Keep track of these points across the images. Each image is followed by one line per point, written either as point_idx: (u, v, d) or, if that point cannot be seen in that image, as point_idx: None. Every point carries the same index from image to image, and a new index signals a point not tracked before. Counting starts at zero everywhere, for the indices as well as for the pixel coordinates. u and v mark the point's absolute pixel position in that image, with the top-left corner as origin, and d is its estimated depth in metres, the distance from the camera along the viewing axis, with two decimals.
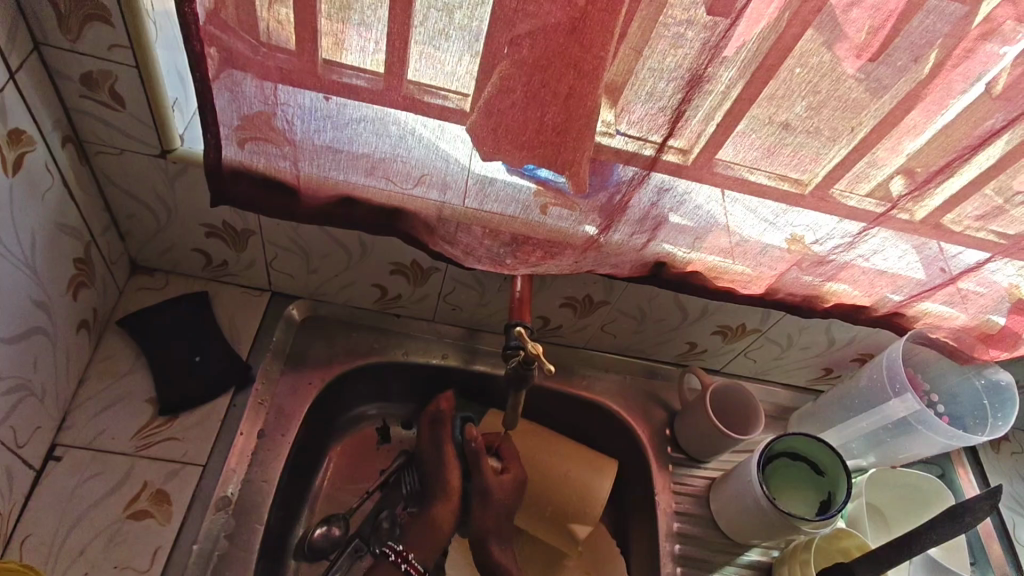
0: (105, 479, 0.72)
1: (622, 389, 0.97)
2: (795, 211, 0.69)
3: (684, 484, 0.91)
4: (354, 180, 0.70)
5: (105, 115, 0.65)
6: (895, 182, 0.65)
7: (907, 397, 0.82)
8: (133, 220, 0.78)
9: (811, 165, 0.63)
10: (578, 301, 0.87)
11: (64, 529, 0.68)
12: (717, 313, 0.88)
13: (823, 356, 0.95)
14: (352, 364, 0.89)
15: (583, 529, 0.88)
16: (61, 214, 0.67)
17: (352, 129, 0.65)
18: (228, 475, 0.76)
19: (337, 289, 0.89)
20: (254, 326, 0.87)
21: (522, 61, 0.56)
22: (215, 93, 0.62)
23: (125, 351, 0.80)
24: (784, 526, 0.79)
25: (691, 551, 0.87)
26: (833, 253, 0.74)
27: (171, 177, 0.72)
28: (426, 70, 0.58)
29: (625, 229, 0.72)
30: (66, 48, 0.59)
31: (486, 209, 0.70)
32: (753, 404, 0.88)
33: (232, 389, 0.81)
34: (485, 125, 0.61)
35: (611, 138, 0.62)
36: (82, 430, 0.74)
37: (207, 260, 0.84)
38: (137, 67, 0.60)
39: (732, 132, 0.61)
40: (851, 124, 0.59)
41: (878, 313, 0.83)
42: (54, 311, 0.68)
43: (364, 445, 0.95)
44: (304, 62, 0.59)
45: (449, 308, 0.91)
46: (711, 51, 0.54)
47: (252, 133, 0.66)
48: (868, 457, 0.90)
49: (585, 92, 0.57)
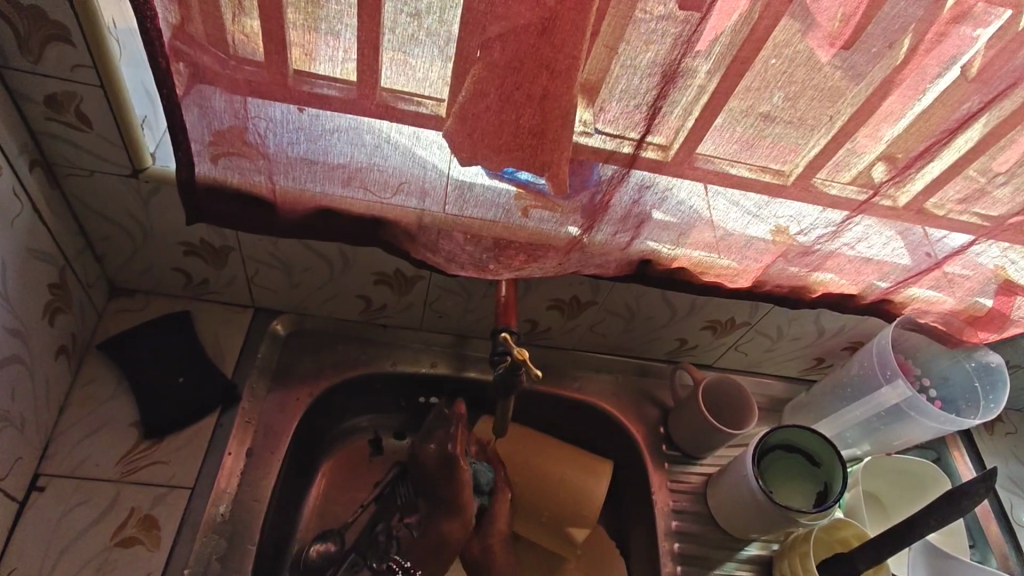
0: (92, 506, 0.70)
1: (614, 389, 0.96)
2: (777, 202, 0.68)
3: (681, 482, 0.91)
4: (331, 191, 0.69)
5: (73, 137, 0.64)
6: (878, 169, 0.64)
7: (897, 384, 0.81)
8: (108, 242, 0.76)
9: (792, 156, 0.63)
10: (565, 302, 0.87)
11: (50, 560, 0.67)
12: (706, 308, 0.88)
13: (814, 346, 0.95)
14: (340, 377, 0.88)
15: (581, 533, 0.88)
16: (33, 240, 0.65)
17: (327, 140, 0.64)
18: (219, 496, 0.74)
19: (321, 302, 0.88)
20: (238, 343, 0.85)
21: (494, 64, 0.55)
22: (184, 110, 0.61)
23: (107, 375, 0.79)
24: (780, 518, 0.78)
25: (691, 549, 0.86)
26: (817, 243, 0.73)
27: (145, 197, 0.71)
28: (397, 76, 0.58)
29: (608, 228, 0.71)
30: (27, 70, 0.57)
31: (467, 214, 0.69)
32: (745, 397, 0.87)
33: (218, 408, 0.80)
34: (460, 130, 0.61)
35: (589, 137, 0.61)
36: (65, 458, 0.73)
37: (187, 279, 0.83)
38: (102, 86, 0.59)
39: (711, 126, 0.60)
40: (829, 112, 0.59)
41: (866, 301, 0.83)
42: (31, 339, 0.67)
43: (357, 457, 0.94)
44: (274, 74, 0.58)
45: (435, 316, 0.90)
46: (684, 45, 0.53)
47: (225, 148, 0.65)
48: (863, 445, 0.90)
49: (559, 92, 0.56)
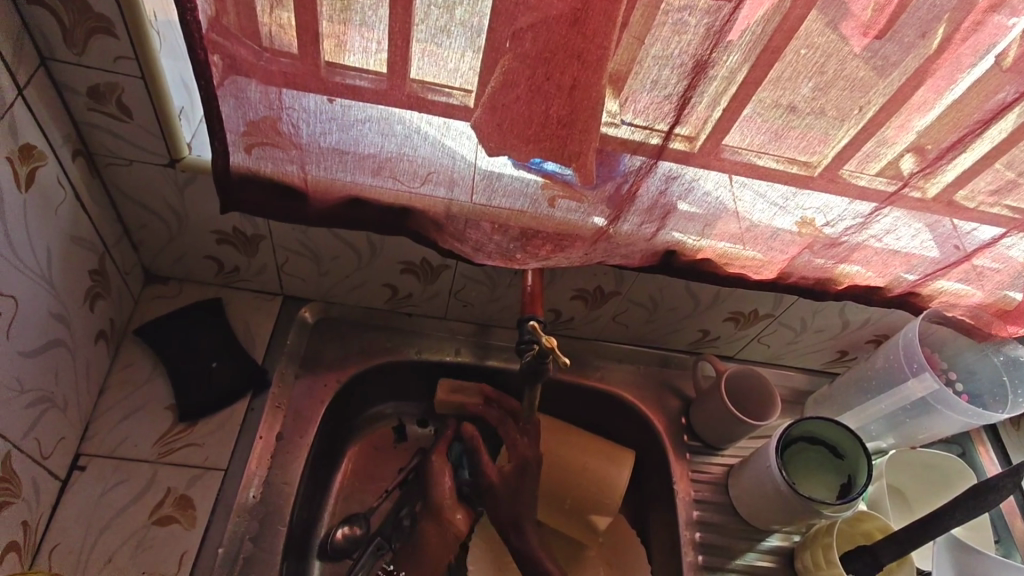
0: (130, 486, 0.73)
1: (636, 380, 0.97)
2: (805, 193, 0.68)
3: (702, 472, 0.91)
4: (361, 181, 0.70)
5: (114, 127, 0.66)
6: (906, 161, 0.64)
7: (924, 376, 0.81)
8: (145, 230, 0.78)
9: (820, 146, 0.63)
10: (589, 292, 0.87)
11: (92, 537, 0.69)
12: (730, 300, 0.88)
13: (837, 339, 0.94)
14: (366, 364, 0.90)
15: (604, 520, 0.88)
16: (75, 227, 0.68)
17: (357, 130, 0.65)
18: (250, 479, 0.76)
19: (348, 291, 0.89)
20: (268, 330, 0.87)
21: (525, 54, 0.55)
22: (221, 101, 0.62)
23: (143, 359, 0.81)
24: (803, 510, 0.79)
25: (713, 539, 0.87)
26: (845, 235, 0.73)
27: (181, 186, 0.72)
28: (429, 67, 0.58)
29: (634, 220, 0.72)
30: (71, 61, 0.59)
31: (495, 204, 0.70)
32: (768, 389, 0.87)
33: (250, 393, 0.82)
34: (490, 121, 0.61)
35: (616, 128, 0.62)
36: (105, 439, 0.75)
37: (219, 267, 0.85)
38: (142, 77, 0.61)
39: (739, 116, 0.60)
40: (859, 103, 0.59)
41: (892, 294, 0.82)
42: (72, 322, 0.69)
43: (382, 443, 0.95)
44: (307, 66, 0.59)
45: (460, 305, 0.91)
46: (716, 36, 0.53)
47: (258, 139, 0.66)
48: (887, 439, 0.89)
49: (589, 83, 0.56)
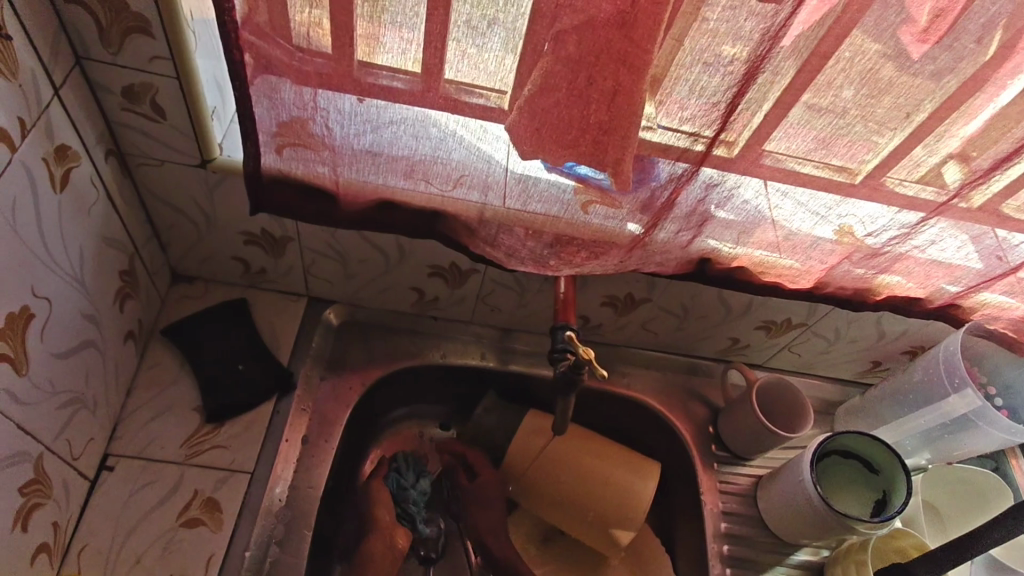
0: (157, 488, 0.72)
1: (662, 387, 0.96)
2: (848, 203, 0.66)
3: (729, 483, 0.90)
4: (392, 184, 0.69)
5: (147, 127, 0.65)
6: (952, 171, 0.62)
7: (966, 392, 0.79)
8: (173, 230, 0.78)
9: (866, 155, 0.61)
10: (619, 299, 0.86)
11: (120, 538, 0.69)
12: (763, 308, 0.86)
13: (871, 350, 0.92)
14: (390, 367, 0.89)
15: (626, 535, 0.86)
16: (107, 228, 0.67)
17: (391, 132, 0.64)
18: (275, 481, 0.76)
19: (374, 293, 0.88)
20: (293, 332, 0.87)
21: (568, 57, 0.54)
22: (254, 101, 0.61)
23: (170, 360, 0.81)
24: (836, 526, 0.77)
25: (741, 552, 0.85)
26: (887, 245, 0.71)
27: (211, 187, 0.72)
28: (467, 69, 0.57)
29: (671, 227, 0.70)
30: (107, 61, 0.58)
31: (530, 210, 0.69)
32: (800, 400, 0.86)
33: (275, 395, 0.81)
34: (527, 125, 0.59)
35: (652, 132, 0.60)
36: (133, 440, 0.75)
37: (246, 267, 0.84)
38: (177, 77, 0.60)
39: (784, 122, 0.58)
40: (910, 110, 0.57)
41: (932, 305, 0.80)
42: (103, 323, 0.69)
43: (406, 447, 0.95)
44: (342, 67, 0.58)
45: (487, 309, 0.90)
46: (771, 40, 0.51)
47: (290, 139, 0.65)
48: (923, 454, 0.86)
49: (632, 88, 0.55)
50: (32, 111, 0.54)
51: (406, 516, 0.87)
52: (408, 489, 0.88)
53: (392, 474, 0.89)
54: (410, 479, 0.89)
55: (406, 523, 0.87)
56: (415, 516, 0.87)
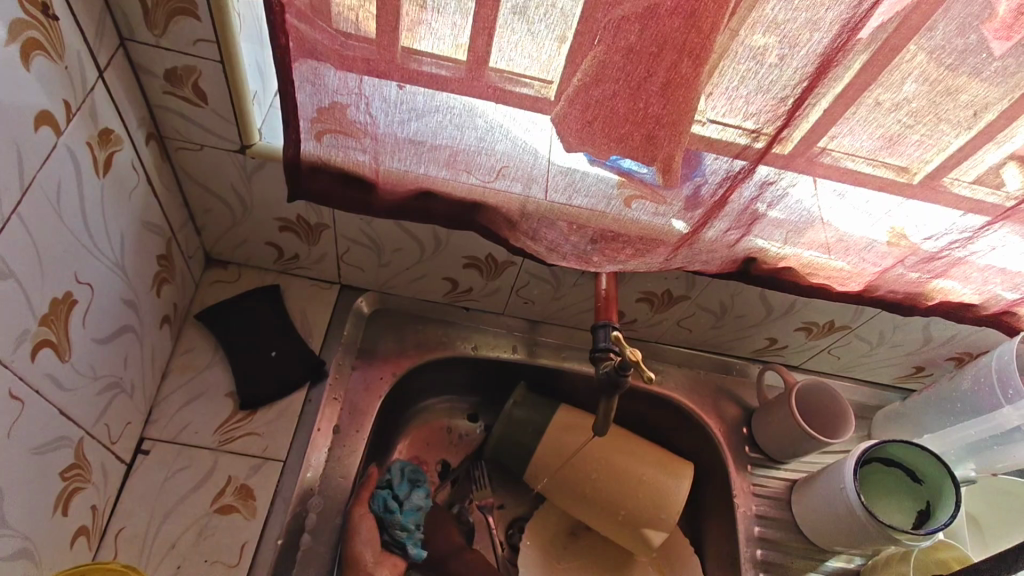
0: (191, 473, 0.72)
1: (696, 386, 0.94)
2: (908, 205, 0.64)
3: (763, 486, 0.88)
4: (433, 174, 0.68)
5: (186, 111, 0.64)
6: (1008, 169, 0.58)
7: (1021, 405, 0.76)
8: (209, 215, 0.77)
9: (929, 154, 0.58)
10: (656, 296, 0.84)
11: (156, 522, 0.69)
12: (805, 309, 0.83)
13: (915, 354, 0.89)
14: (421, 357, 0.89)
15: (658, 535, 0.85)
16: (146, 212, 0.66)
17: (435, 122, 0.62)
18: (307, 470, 0.76)
19: (407, 283, 0.87)
20: (326, 320, 0.86)
21: (626, 48, 0.51)
22: (297, 86, 0.60)
23: (204, 345, 0.80)
24: (879, 539, 0.75)
25: (773, 556, 0.84)
26: (947, 250, 0.68)
27: (249, 172, 0.71)
28: (518, 58, 0.55)
29: (722, 225, 0.68)
30: (150, 43, 0.57)
31: (574, 203, 0.67)
32: (840, 404, 0.84)
33: (307, 383, 0.81)
34: (579, 117, 0.58)
35: (702, 126, 0.57)
36: (167, 424, 0.75)
37: (279, 253, 0.84)
38: (222, 61, 0.59)
39: (848, 120, 0.56)
40: (985, 109, 0.53)
41: (987, 312, 0.77)
42: (140, 307, 0.68)
43: (436, 436, 0.95)
44: (389, 53, 0.56)
45: (520, 302, 0.89)
46: (845, 34, 0.48)
47: (332, 126, 0.64)
48: (967, 465, 0.82)
49: (693, 81, 0.53)
50: (78, 94, 0.53)
51: (395, 542, 0.78)
52: (395, 512, 0.78)
53: (380, 491, 0.80)
54: (401, 495, 0.81)
55: (396, 550, 0.78)
56: (405, 542, 0.78)
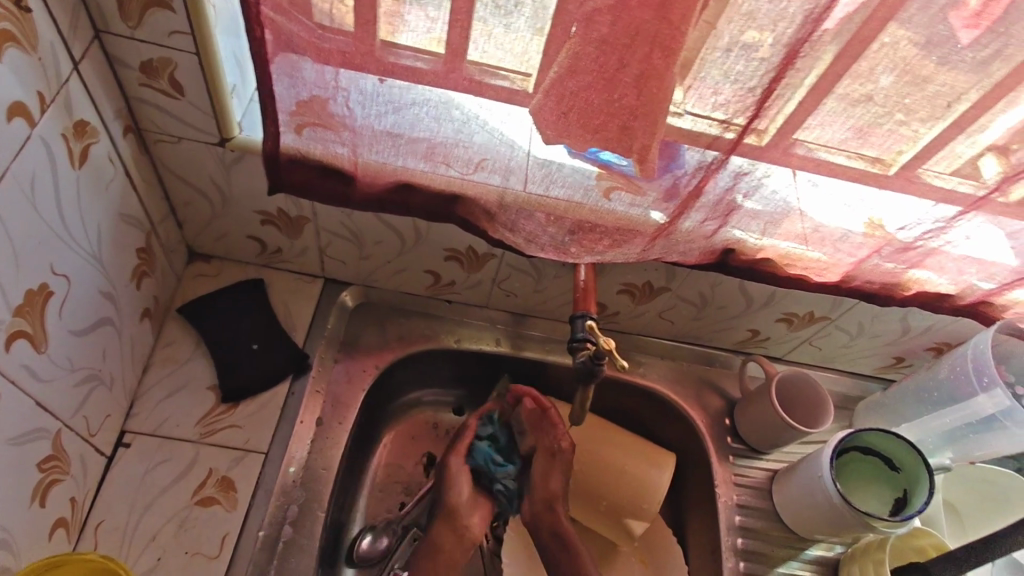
0: (172, 465, 0.73)
1: (678, 377, 0.94)
2: (881, 194, 0.64)
3: (745, 476, 0.89)
4: (412, 166, 0.68)
5: (164, 104, 0.64)
6: (988, 162, 0.59)
7: (995, 393, 0.77)
8: (190, 208, 0.77)
9: (902, 145, 0.58)
10: (638, 287, 0.85)
11: (136, 514, 0.69)
12: (785, 300, 0.84)
13: (894, 345, 0.90)
14: (405, 349, 0.89)
15: (640, 525, 0.86)
16: (124, 205, 0.67)
17: (412, 114, 0.62)
18: (290, 461, 0.76)
19: (389, 275, 0.88)
20: (309, 313, 0.86)
21: (598, 39, 0.52)
22: (274, 79, 0.60)
23: (186, 338, 0.81)
24: (857, 526, 0.76)
25: (754, 545, 0.84)
26: (921, 240, 0.69)
27: (229, 166, 0.71)
28: (492, 50, 0.55)
29: (698, 216, 0.69)
30: (126, 36, 0.57)
31: (551, 195, 0.68)
32: (820, 394, 0.84)
33: (290, 376, 0.81)
34: (554, 108, 0.58)
35: (679, 118, 0.58)
36: (148, 417, 0.75)
37: (262, 247, 0.84)
38: (197, 53, 0.59)
39: (819, 111, 0.56)
40: (953, 99, 0.54)
41: (962, 302, 0.78)
42: (120, 300, 0.68)
43: (420, 428, 0.95)
44: (364, 45, 0.56)
45: (503, 294, 0.89)
46: (811, 24, 0.49)
47: (310, 118, 0.64)
48: (946, 453, 0.84)
49: (665, 72, 0.53)
50: (51, 86, 0.53)
51: (505, 492, 0.86)
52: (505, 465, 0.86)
53: (482, 446, 0.86)
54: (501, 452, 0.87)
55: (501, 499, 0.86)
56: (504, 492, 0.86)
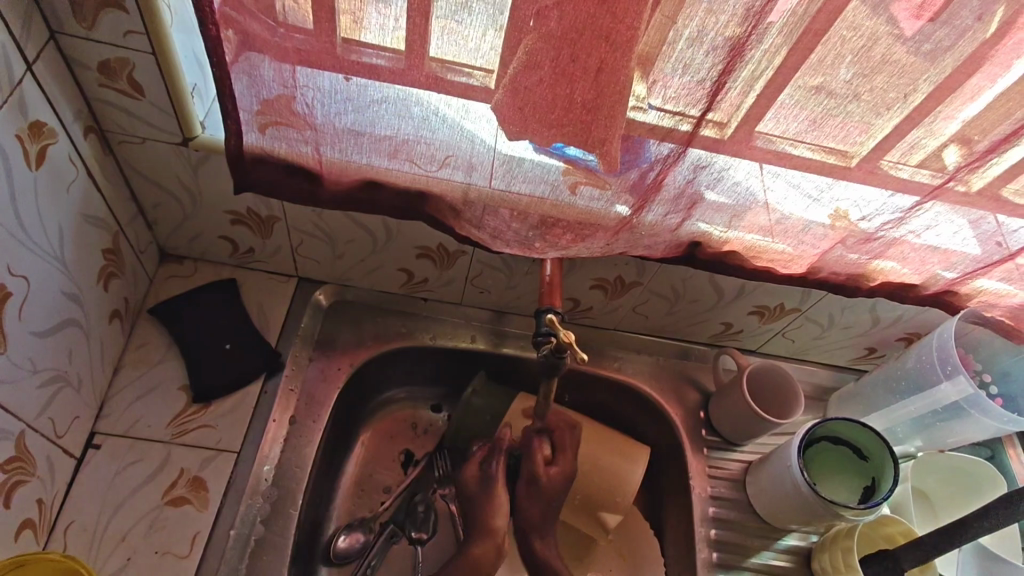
0: (143, 465, 0.73)
1: (654, 371, 0.95)
2: (841, 185, 0.65)
3: (720, 468, 0.89)
4: (377, 164, 0.68)
5: (126, 104, 0.64)
6: (950, 152, 0.60)
7: (958, 380, 0.78)
8: (159, 208, 0.77)
9: (860, 136, 0.59)
10: (609, 282, 0.85)
11: (106, 514, 0.70)
12: (755, 293, 0.85)
13: (866, 335, 0.91)
14: (381, 348, 0.89)
15: (614, 517, 0.86)
16: (87, 206, 0.67)
17: (373, 112, 0.63)
18: (263, 459, 0.77)
19: (363, 274, 0.88)
20: (282, 312, 0.86)
21: (550, 34, 0.52)
22: (233, 78, 0.60)
23: (157, 339, 0.81)
24: (825, 514, 0.76)
25: (728, 536, 0.85)
26: (881, 230, 0.70)
27: (195, 165, 0.71)
28: (448, 46, 0.55)
29: (659, 209, 0.69)
30: (82, 36, 0.57)
31: (514, 190, 0.68)
32: (792, 385, 0.85)
33: (263, 374, 0.81)
34: (511, 104, 0.58)
35: (643, 112, 0.59)
36: (119, 418, 0.75)
37: (233, 247, 0.84)
38: (155, 53, 0.59)
39: (774, 103, 0.57)
40: (906, 90, 0.55)
41: (928, 292, 0.79)
42: (86, 301, 0.69)
43: (398, 426, 0.96)
44: (323, 43, 0.56)
45: (476, 291, 0.90)
46: (755, 17, 0.50)
47: (272, 117, 0.64)
48: (914, 441, 0.87)
49: (617, 65, 0.53)
50: (4, 87, 0.53)
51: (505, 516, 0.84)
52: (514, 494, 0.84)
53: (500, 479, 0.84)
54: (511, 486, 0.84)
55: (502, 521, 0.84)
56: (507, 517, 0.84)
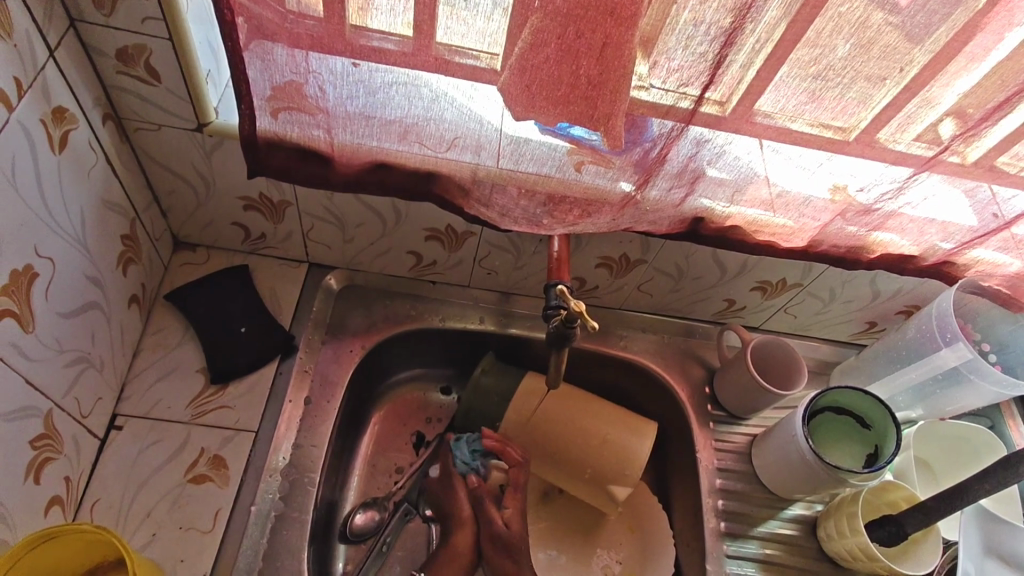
0: (165, 445, 0.75)
1: (660, 349, 0.97)
2: (839, 158, 0.66)
3: (725, 441, 0.91)
4: (387, 146, 0.70)
5: (141, 91, 0.66)
6: (946, 124, 0.62)
7: (958, 346, 0.80)
8: (173, 196, 0.79)
9: (857, 109, 0.61)
10: (614, 260, 0.87)
11: (131, 493, 0.72)
12: (757, 268, 0.86)
13: (867, 309, 0.93)
14: (391, 331, 0.91)
15: (622, 491, 0.88)
16: (106, 191, 0.69)
17: (384, 94, 0.64)
18: (278, 442, 0.78)
19: (372, 258, 0.90)
20: (294, 296, 0.88)
21: (556, 11, 0.54)
22: (247, 63, 0.61)
23: (174, 323, 0.83)
24: (832, 481, 0.78)
25: (736, 506, 0.87)
26: (879, 202, 0.72)
27: (208, 151, 0.73)
28: (456, 29, 0.57)
29: (662, 185, 0.71)
30: (100, 24, 0.59)
31: (521, 168, 0.70)
32: (795, 359, 0.86)
33: (278, 357, 0.83)
34: (518, 83, 0.60)
35: (645, 91, 0.61)
36: (139, 401, 0.77)
37: (246, 234, 0.86)
38: (170, 40, 0.60)
39: (772, 79, 0.58)
40: (901, 62, 0.56)
41: (926, 263, 0.81)
42: (105, 285, 0.70)
43: (407, 407, 0.98)
44: (333, 27, 0.58)
45: (484, 273, 0.91)
46: None
47: (284, 102, 0.65)
48: (916, 409, 0.89)
49: (622, 41, 0.55)
50: (28, 71, 0.55)
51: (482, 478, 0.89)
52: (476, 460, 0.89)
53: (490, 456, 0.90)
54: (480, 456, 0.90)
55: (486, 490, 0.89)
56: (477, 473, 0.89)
